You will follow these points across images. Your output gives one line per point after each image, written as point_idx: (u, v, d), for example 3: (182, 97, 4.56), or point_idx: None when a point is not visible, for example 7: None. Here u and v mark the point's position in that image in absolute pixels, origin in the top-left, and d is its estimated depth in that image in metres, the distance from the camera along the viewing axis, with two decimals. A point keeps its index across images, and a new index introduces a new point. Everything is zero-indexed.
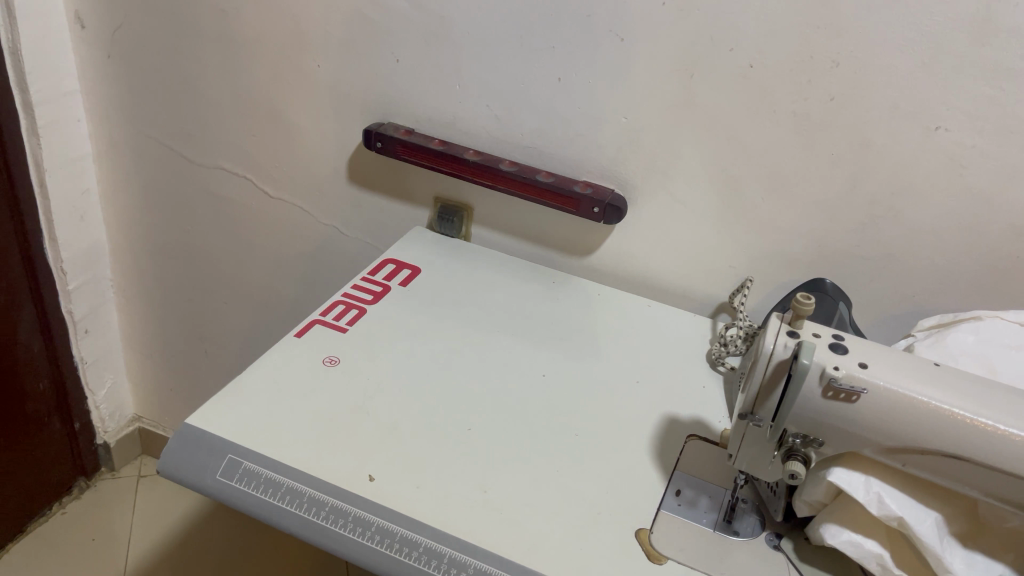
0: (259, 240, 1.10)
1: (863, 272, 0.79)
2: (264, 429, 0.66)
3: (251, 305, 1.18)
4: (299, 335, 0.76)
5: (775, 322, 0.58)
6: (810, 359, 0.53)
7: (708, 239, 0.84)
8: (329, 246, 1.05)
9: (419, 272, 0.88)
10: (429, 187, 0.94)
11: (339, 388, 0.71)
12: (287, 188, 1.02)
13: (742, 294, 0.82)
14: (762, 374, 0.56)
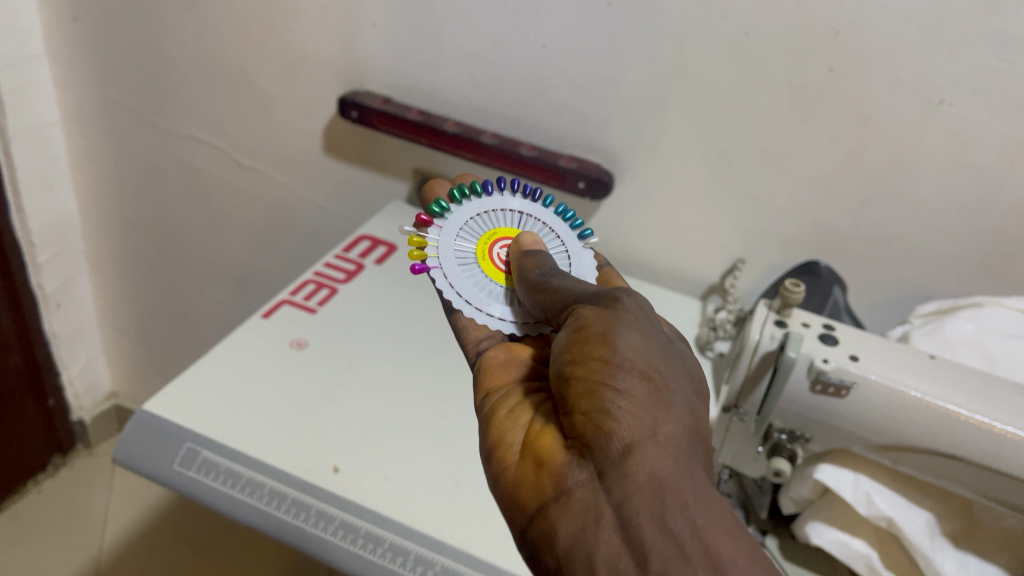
0: (234, 213, 1.06)
1: (860, 254, 0.76)
2: (225, 418, 0.62)
3: (228, 279, 1.15)
4: (267, 316, 0.72)
5: (762, 311, 0.54)
6: (797, 352, 0.49)
7: (699, 218, 0.80)
8: (307, 222, 1.02)
9: (396, 250, 0.84)
10: (407, 161, 0.90)
11: (307, 372, 0.68)
12: (262, 160, 0.98)
13: (733, 276, 0.79)
14: (746, 365, 0.52)
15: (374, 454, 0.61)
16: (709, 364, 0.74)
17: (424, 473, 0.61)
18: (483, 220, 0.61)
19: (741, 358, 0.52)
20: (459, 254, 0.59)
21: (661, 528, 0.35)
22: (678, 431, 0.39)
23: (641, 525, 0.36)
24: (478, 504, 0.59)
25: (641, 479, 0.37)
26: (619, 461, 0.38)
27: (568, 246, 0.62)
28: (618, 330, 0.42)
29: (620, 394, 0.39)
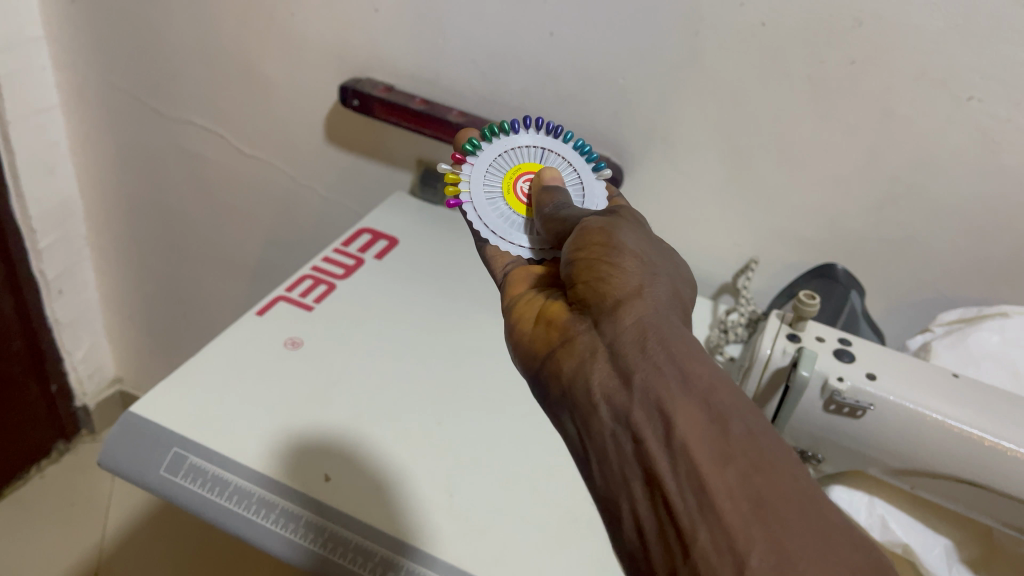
0: (236, 201, 1.03)
1: (879, 255, 0.72)
2: (215, 421, 0.60)
3: (230, 267, 1.13)
4: (261, 313, 0.71)
5: (773, 322, 0.50)
6: (810, 370, 0.45)
7: (710, 215, 0.77)
8: (309, 211, 0.99)
9: (396, 244, 0.82)
10: (411, 151, 0.87)
11: (301, 373, 0.66)
12: (262, 147, 0.95)
13: (746, 276, 0.77)
14: (756, 381, 0.49)
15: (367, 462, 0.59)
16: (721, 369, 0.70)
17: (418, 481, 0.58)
18: (515, 156, 0.58)
19: (749, 373, 0.49)
20: (486, 188, 0.57)
21: (644, 357, 0.40)
22: (665, 298, 0.44)
23: (628, 354, 0.40)
24: (472, 517, 0.57)
25: (628, 321, 0.41)
26: (612, 310, 0.42)
27: (591, 179, 0.59)
28: (615, 226, 0.48)
29: (614, 264, 0.44)
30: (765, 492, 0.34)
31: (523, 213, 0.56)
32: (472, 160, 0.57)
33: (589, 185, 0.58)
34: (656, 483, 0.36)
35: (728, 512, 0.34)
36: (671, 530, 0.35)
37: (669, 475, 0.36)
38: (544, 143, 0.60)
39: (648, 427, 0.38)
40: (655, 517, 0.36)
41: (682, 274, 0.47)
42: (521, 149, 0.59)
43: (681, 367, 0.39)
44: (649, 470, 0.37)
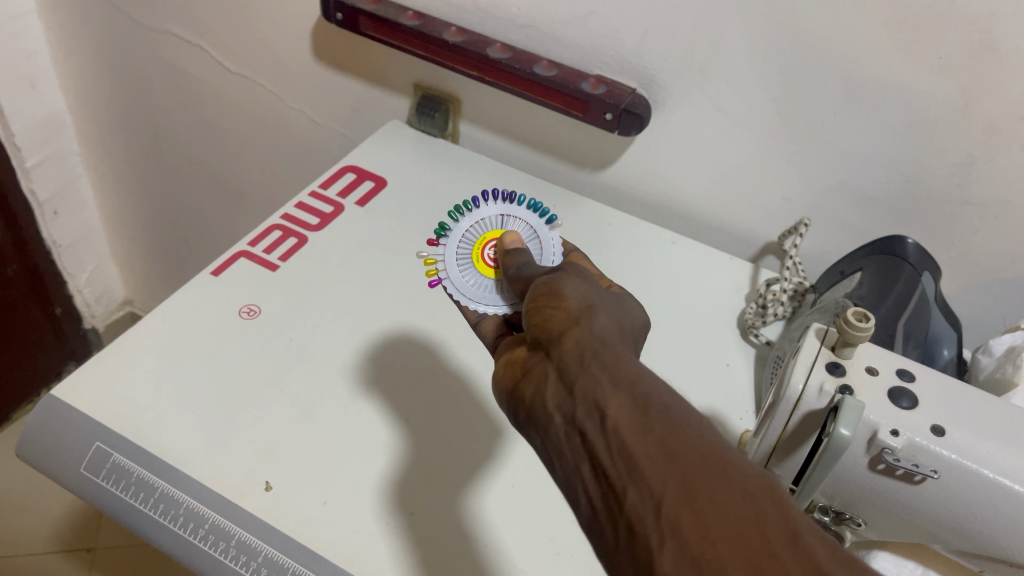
0: (226, 122, 0.93)
1: (961, 221, 0.58)
2: (151, 408, 0.52)
3: (227, 193, 1.04)
4: (217, 273, 0.61)
5: (811, 341, 0.38)
6: (853, 429, 0.33)
7: (755, 163, 0.63)
8: (302, 137, 0.88)
9: (384, 185, 0.70)
10: (406, 74, 0.75)
11: (254, 349, 0.56)
12: (248, 63, 0.84)
13: (797, 237, 0.61)
14: (782, 423, 0.37)
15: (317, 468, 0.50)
16: (753, 353, 0.59)
17: (374, 492, 0.50)
18: (481, 227, 0.56)
19: (771, 412, 0.37)
20: (453, 259, 0.56)
21: (582, 361, 0.38)
22: (608, 318, 0.42)
23: (566, 357, 0.38)
24: (434, 544, 0.48)
25: (570, 333, 0.40)
26: (554, 326, 0.41)
27: (546, 233, 0.56)
28: (560, 270, 0.46)
29: (555, 296, 0.43)
30: (683, 449, 0.33)
31: (492, 276, 0.54)
32: (443, 241, 0.57)
33: (543, 239, 0.55)
34: (590, 468, 0.35)
35: (648, 471, 0.32)
36: (610, 510, 0.33)
37: (603, 455, 0.34)
38: (510, 209, 0.57)
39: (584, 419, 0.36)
40: (597, 505, 0.34)
41: (636, 308, 0.45)
42: (488, 219, 0.57)
43: (613, 361, 0.37)
44: (587, 458, 0.35)
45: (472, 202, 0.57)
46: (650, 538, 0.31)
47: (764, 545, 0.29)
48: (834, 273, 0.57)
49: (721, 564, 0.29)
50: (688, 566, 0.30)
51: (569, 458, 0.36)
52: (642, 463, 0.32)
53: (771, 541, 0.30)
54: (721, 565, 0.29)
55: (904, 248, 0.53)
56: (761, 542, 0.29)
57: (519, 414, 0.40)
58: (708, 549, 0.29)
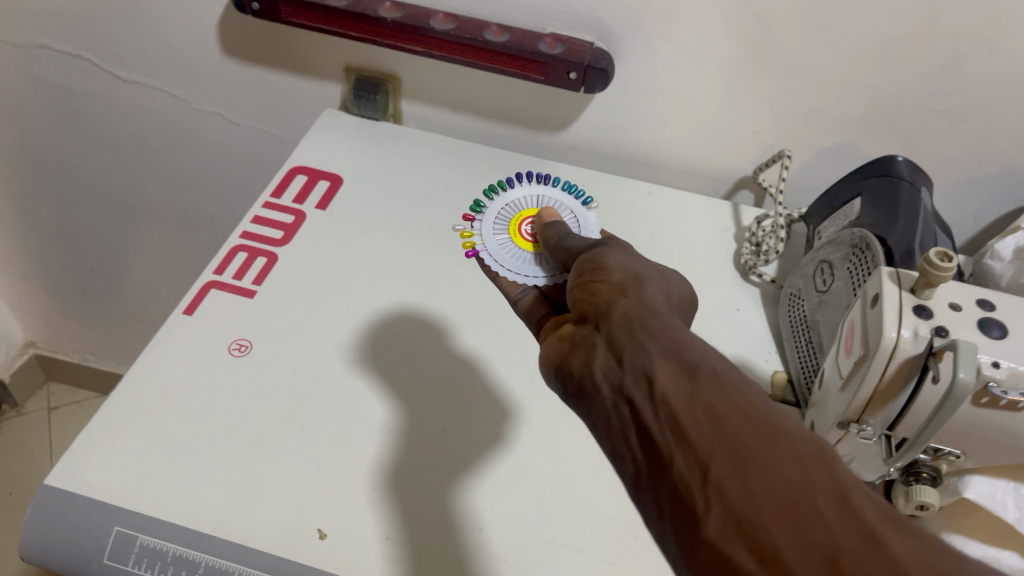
0: (122, 137, 0.83)
1: (932, 129, 0.59)
2: (167, 477, 0.47)
3: (129, 213, 0.94)
4: (190, 312, 0.55)
5: (887, 285, 0.37)
6: (971, 371, 0.32)
7: (723, 101, 0.62)
8: (217, 140, 0.81)
9: (341, 183, 0.65)
10: (334, 57, 0.69)
11: (257, 389, 0.52)
12: (143, 69, 0.75)
13: (782, 170, 0.61)
14: (878, 373, 0.36)
15: (367, 502, 0.47)
16: (758, 294, 0.60)
17: (430, 510, 0.47)
18: (514, 207, 0.59)
19: (862, 366, 0.37)
20: (488, 234, 0.58)
21: (629, 331, 0.36)
22: (657, 290, 0.40)
23: (615, 327, 0.37)
24: (511, 556, 0.46)
25: (617, 305, 0.38)
26: (598, 298, 0.40)
27: (583, 216, 0.58)
28: (602, 245, 0.45)
29: (599, 272, 0.42)
30: (735, 410, 0.31)
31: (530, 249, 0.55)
32: (479, 217, 0.59)
33: (580, 219, 0.57)
34: (636, 436, 0.33)
35: (693, 434, 0.30)
36: (653, 476, 0.32)
37: (649, 422, 0.32)
38: (543, 191, 0.61)
39: (629, 388, 0.34)
40: (638, 474, 0.32)
41: (685, 282, 0.43)
42: (520, 199, 0.60)
43: (663, 330, 0.36)
44: (631, 428, 0.33)
45: (506, 183, 0.61)
46: (693, 505, 0.29)
47: (813, 507, 0.27)
48: (825, 202, 0.58)
49: (768, 531, 0.27)
50: (732, 529, 0.28)
51: (615, 429, 0.34)
52: (689, 428, 0.31)
53: (821, 504, 0.27)
54: (765, 530, 0.27)
55: (896, 167, 0.54)
56: (810, 506, 0.27)
57: (566, 388, 0.39)
58: (753, 513, 0.28)
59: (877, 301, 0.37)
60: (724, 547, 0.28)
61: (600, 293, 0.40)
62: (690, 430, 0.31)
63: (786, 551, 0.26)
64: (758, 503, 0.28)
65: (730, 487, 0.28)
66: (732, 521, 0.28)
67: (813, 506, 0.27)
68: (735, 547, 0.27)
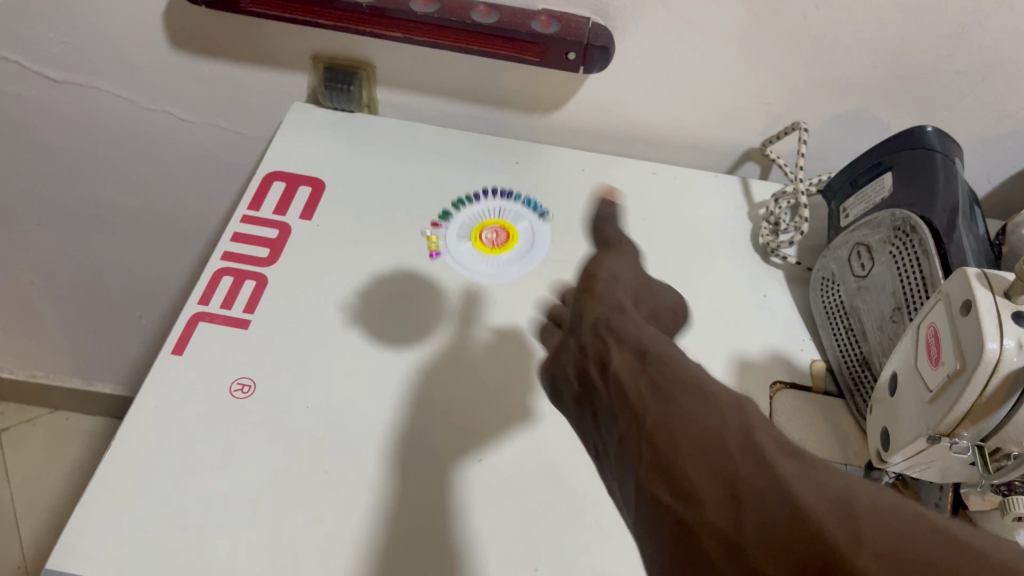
0: (57, 143, 0.75)
1: (949, 90, 0.57)
2: (187, 545, 0.42)
3: (70, 221, 0.86)
4: (179, 351, 0.50)
5: (981, 292, 0.36)
6: None
7: (730, 73, 0.58)
8: (169, 140, 0.74)
9: (324, 187, 0.60)
10: (300, 48, 0.63)
11: (270, 433, 0.47)
12: (78, 68, 0.67)
13: (800, 144, 0.58)
14: (977, 389, 0.34)
15: (437, 514, 0.45)
16: (782, 275, 0.58)
17: (505, 517, 0.45)
18: (477, 218, 0.60)
19: (960, 383, 0.35)
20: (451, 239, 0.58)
21: (596, 331, 0.47)
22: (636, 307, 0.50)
23: (591, 313, 0.49)
24: None
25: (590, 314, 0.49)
26: (608, 256, 0.55)
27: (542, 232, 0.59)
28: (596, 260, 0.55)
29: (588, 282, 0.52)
30: (672, 375, 0.39)
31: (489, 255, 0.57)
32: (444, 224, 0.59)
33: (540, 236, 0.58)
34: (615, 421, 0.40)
35: (634, 397, 0.39)
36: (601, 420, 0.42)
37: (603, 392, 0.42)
38: (505, 204, 0.60)
39: (600, 368, 0.44)
40: (590, 411, 0.44)
41: (667, 299, 0.52)
42: (484, 211, 0.60)
43: (631, 328, 0.46)
44: (598, 401, 0.43)
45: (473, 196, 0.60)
46: (615, 421, 0.40)
47: (730, 459, 0.33)
48: (850, 174, 0.55)
49: (684, 470, 0.34)
50: (660, 475, 0.34)
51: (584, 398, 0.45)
52: (631, 392, 0.39)
53: (733, 452, 0.33)
54: (680, 466, 0.34)
55: (927, 138, 0.51)
56: (727, 458, 0.33)
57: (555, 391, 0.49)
58: (673, 455, 0.35)
59: (971, 308, 0.36)
60: (636, 449, 0.37)
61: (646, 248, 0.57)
62: (662, 440, 0.36)
63: (701, 489, 0.33)
64: (680, 453, 0.35)
65: (659, 429, 0.36)
66: (637, 424, 0.37)
67: (727, 457, 0.33)
68: (661, 488, 0.34)
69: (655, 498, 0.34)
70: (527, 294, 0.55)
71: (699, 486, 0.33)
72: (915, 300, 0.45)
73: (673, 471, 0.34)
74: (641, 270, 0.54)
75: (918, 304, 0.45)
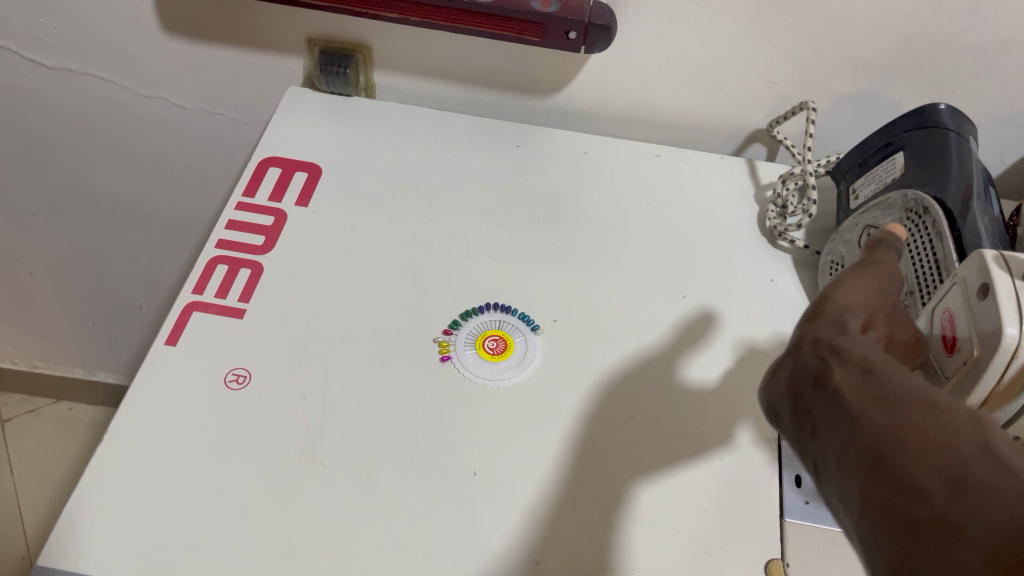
0: (52, 130, 0.74)
1: (963, 67, 0.55)
2: (180, 541, 0.41)
3: (67, 211, 0.84)
4: (172, 340, 0.49)
5: (998, 276, 0.35)
6: None
7: (736, 52, 0.57)
8: (164, 127, 0.72)
9: (320, 172, 0.58)
10: (295, 31, 0.61)
11: (265, 423, 0.45)
12: (69, 54, 0.66)
13: (807, 124, 0.56)
14: (1001, 373, 0.34)
15: (439, 504, 0.43)
16: (789, 259, 0.57)
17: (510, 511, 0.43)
18: None
19: (978, 368, 0.35)
20: None
21: None
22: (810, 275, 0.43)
23: (812, 333, 0.34)
24: None
25: None
26: (844, 278, 0.37)
27: None
28: None
29: None
30: (906, 391, 0.30)
31: None
32: None
33: None
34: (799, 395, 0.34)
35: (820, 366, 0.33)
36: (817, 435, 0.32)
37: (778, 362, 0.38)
38: None
39: (823, 390, 0.32)
40: (796, 419, 0.34)
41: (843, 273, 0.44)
42: None
43: (863, 348, 0.33)
44: (817, 413, 0.32)
45: None
46: (836, 434, 0.31)
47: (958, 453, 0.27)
48: (859, 155, 0.54)
49: (902, 464, 0.27)
50: (871, 465, 0.28)
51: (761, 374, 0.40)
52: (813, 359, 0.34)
53: (961, 446, 0.27)
54: (896, 455, 0.28)
55: (939, 117, 0.49)
56: (960, 459, 0.26)
57: None
58: (885, 438, 0.28)
59: (988, 292, 0.35)
60: (856, 460, 0.29)
61: (882, 265, 0.38)
62: (863, 416, 0.30)
63: (927, 487, 0.26)
64: (896, 439, 0.28)
65: (865, 411, 0.30)
66: (865, 443, 0.29)
67: (953, 453, 0.27)
68: (875, 481, 0.28)
69: (864, 494, 0.28)
70: (530, 279, 0.54)
71: (928, 485, 0.26)
72: (928, 284, 0.44)
73: (892, 468, 0.28)
74: (884, 286, 0.37)
75: (932, 288, 0.44)
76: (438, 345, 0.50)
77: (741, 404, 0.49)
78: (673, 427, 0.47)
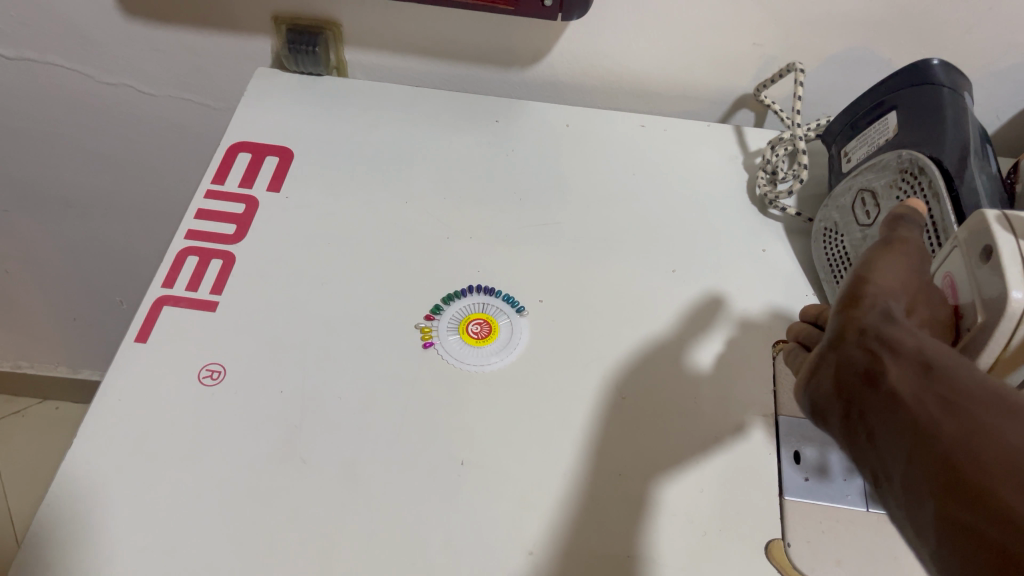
0: (16, 124, 0.71)
1: (955, 22, 0.53)
2: (156, 547, 0.39)
3: (39, 206, 0.82)
4: (142, 337, 0.47)
5: (1000, 236, 0.33)
6: None
7: (720, 14, 0.54)
8: (133, 115, 0.70)
9: (291, 156, 0.56)
10: (261, 10, 0.59)
11: (242, 420, 0.43)
12: (27, 43, 0.63)
13: (796, 86, 0.54)
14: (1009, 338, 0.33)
15: (426, 497, 0.41)
16: (781, 228, 0.55)
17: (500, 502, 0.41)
18: None
19: (981, 337, 0.33)
20: None
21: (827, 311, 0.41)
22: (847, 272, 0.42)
23: (857, 324, 0.33)
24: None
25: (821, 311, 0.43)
26: (875, 260, 0.35)
27: None
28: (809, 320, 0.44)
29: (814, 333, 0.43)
30: (970, 392, 0.28)
31: None
32: None
33: None
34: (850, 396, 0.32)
35: (871, 364, 0.32)
36: (876, 443, 0.30)
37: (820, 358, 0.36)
38: None
39: (878, 392, 0.31)
40: (849, 425, 0.32)
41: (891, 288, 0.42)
42: None
43: (916, 340, 0.31)
44: (874, 418, 0.31)
45: None
46: (898, 441, 0.29)
47: None
48: (850, 117, 0.52)
49: (975, 475, 0.26)
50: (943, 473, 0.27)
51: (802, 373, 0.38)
52: (862, 355, 0.32)
53: None
54: (969, 465, 0.26)
55: (933, 72, 0.47)
56: None
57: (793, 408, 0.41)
58: (954, 445, 0.27)
59: (991, 254, 0.33)
60: (924, 471, 0.27)
61: (911, 242, 0.36)
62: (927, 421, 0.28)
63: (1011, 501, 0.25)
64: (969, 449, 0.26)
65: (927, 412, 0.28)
66: (932, 452, 0.27)
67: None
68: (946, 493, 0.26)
69: (940, 512, 0.26)
70: (515, 258, 0.52)
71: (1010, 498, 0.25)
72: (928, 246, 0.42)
73: (966, 481, 0.26)
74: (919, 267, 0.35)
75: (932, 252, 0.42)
76: (420, 332, 0.48)
77: (737, 381, 0.47)
78: (666, 408, 0.46)
